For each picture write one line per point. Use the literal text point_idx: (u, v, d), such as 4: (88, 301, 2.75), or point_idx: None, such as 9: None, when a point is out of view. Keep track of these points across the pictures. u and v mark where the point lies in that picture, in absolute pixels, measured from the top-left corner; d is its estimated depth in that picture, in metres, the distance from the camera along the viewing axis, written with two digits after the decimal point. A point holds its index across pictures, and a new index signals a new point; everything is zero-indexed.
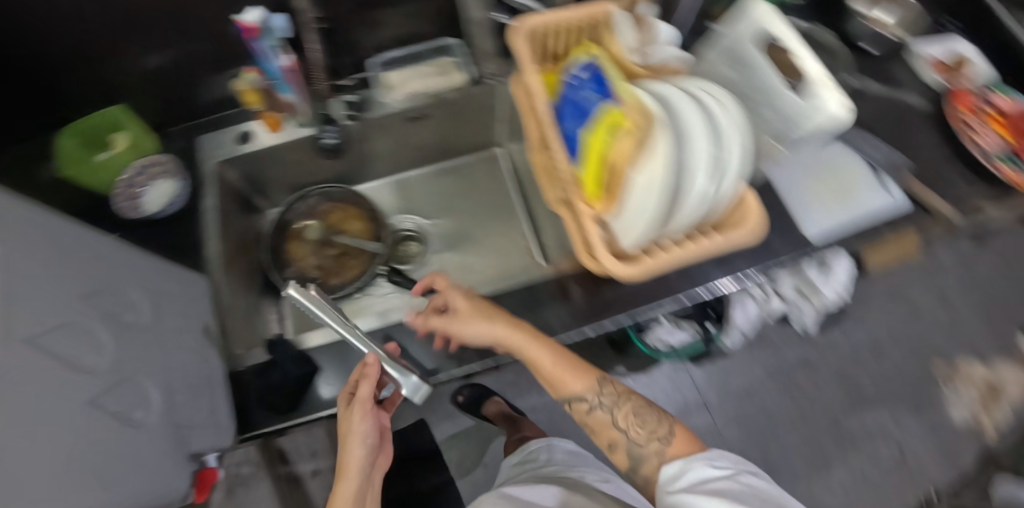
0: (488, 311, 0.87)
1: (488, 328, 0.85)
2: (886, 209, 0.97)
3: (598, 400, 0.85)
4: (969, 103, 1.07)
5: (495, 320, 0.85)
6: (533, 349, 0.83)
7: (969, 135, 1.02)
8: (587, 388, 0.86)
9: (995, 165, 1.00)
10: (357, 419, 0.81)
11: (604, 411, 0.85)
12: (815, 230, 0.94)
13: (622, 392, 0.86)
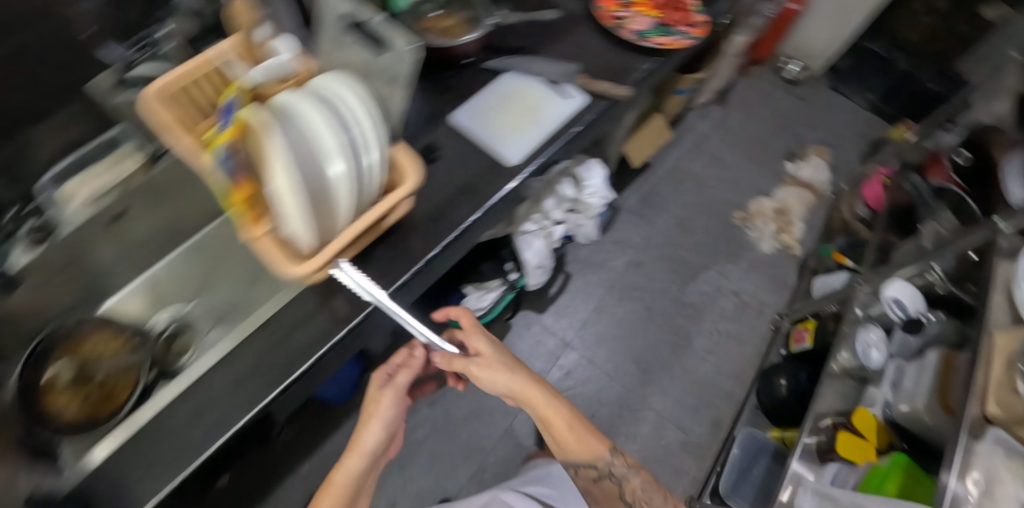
0: (523, 377, 0.88)
1: (508, 375, 0.87)
2: (570, 109, 1.02)
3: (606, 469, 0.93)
4: (615, 2, 1.18)
5: (536, 380, 0.89)
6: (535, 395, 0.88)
7: (620, 30, 1.13)
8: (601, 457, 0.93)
9: (649, 43, 1.12)
10: (380, 417, 0.86)
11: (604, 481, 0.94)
12: (511, 153, 0.96)
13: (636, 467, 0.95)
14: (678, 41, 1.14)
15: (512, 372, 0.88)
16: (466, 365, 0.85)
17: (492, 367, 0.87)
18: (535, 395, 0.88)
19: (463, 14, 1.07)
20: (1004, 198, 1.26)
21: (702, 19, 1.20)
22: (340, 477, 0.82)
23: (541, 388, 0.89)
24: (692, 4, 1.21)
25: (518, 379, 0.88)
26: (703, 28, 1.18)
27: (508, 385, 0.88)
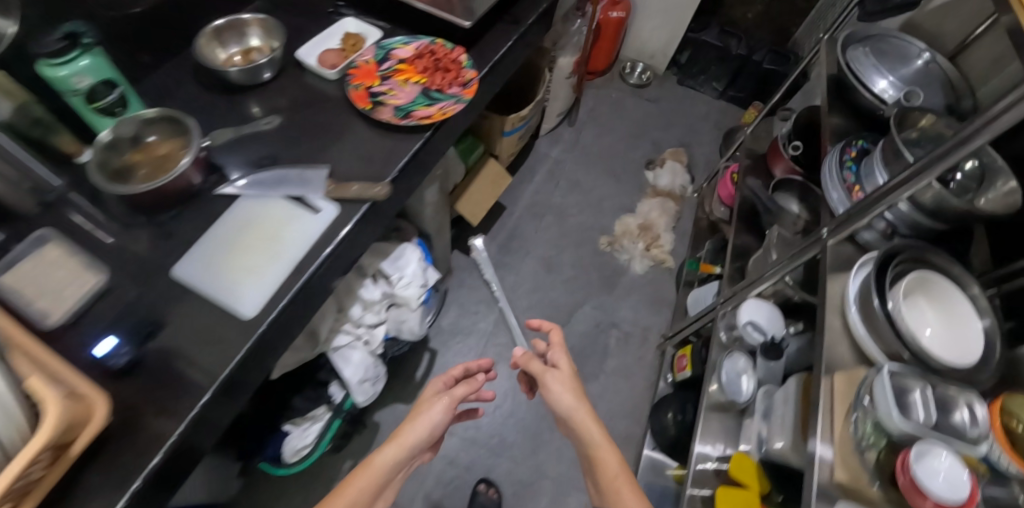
0: (573, 392, 0.96)
1: (560, 392, 0.95)
2: (322, 226, 0.83)
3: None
4: (371, 76, 0.99)
5: (576, 400, 0.94)
6: (585, 418, 0.92)
7: (379, 111, 0.95)
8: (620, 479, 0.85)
9: (412, 120, 0.94)
10: (566, 390, 0.95)
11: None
12: (242, 305, 0.76)
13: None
14: (447, 109, 0.96)
15: (569, 389, 0.96)
16: (542, 374, 0.98)
17: (557, 377, 0.97)
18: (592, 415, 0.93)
19: (178, 134, 0.86)
20: (830, 207, 1.04)
21: (475, 73, 1.02)
22: (379, 461, 0.85)
23: (588, 430, 0.90)
24: (461, 58, 1.03)
25: (568, 399, 0.94)
26: (476, 85, 1.01)
27: (574, 394, 0.95)
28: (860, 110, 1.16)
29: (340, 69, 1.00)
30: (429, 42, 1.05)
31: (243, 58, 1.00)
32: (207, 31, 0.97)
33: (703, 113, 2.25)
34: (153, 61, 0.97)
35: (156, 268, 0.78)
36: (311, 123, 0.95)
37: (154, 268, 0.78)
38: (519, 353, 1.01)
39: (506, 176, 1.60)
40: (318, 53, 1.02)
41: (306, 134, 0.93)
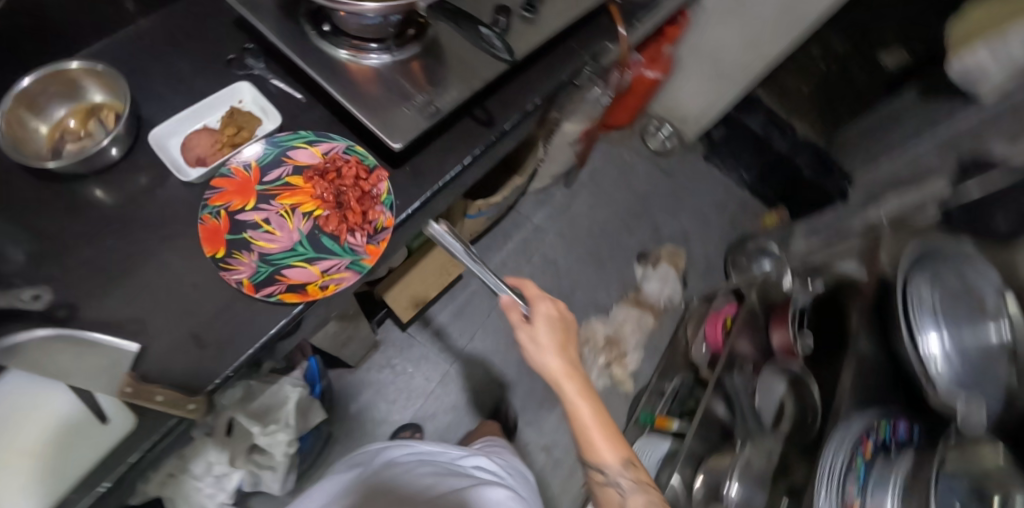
0: (557, 332, 0.73)
1: (551, 351, 0.71)
2: (109, 450, 0.58)
3: (612, 479, 0.66)
4: (243, 192, 0.65)
5: (559, 355, 0.71)
6: (569, 388, 0.69)
7: (234, 260, 0.62)
8: (625, 457, 0.67)
9: (277, 291, 0.61)
10: (551, 348, 0.71)
11: (619, 493, 0.65)
12: None
13: (646, 480, 0.66)
14: (336, 276, 0.63)
15: (555, 338, 0.72)
16: (532, 333, 0.72)
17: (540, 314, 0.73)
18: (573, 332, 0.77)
19: None
20: None
21: (395, 216, 0.67)
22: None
23: (570, 385, 0.69)
24: (380, 188, 0.67)
25: (557, 360, 0.71)
26: (387, 240, 0.65)
27: (554, 331, 0.73)
28: (901, 359, 0.88)
29: (205, 168, 0.66)
30: (346, 147, 0.69)
31: (79, 126, 0.65)
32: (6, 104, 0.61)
33: (722, 205, 1.93)
34: None
35: None
36: (145, 258, 0.64)
37: None
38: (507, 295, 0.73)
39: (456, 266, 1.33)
40: (185, 132, 0.68)
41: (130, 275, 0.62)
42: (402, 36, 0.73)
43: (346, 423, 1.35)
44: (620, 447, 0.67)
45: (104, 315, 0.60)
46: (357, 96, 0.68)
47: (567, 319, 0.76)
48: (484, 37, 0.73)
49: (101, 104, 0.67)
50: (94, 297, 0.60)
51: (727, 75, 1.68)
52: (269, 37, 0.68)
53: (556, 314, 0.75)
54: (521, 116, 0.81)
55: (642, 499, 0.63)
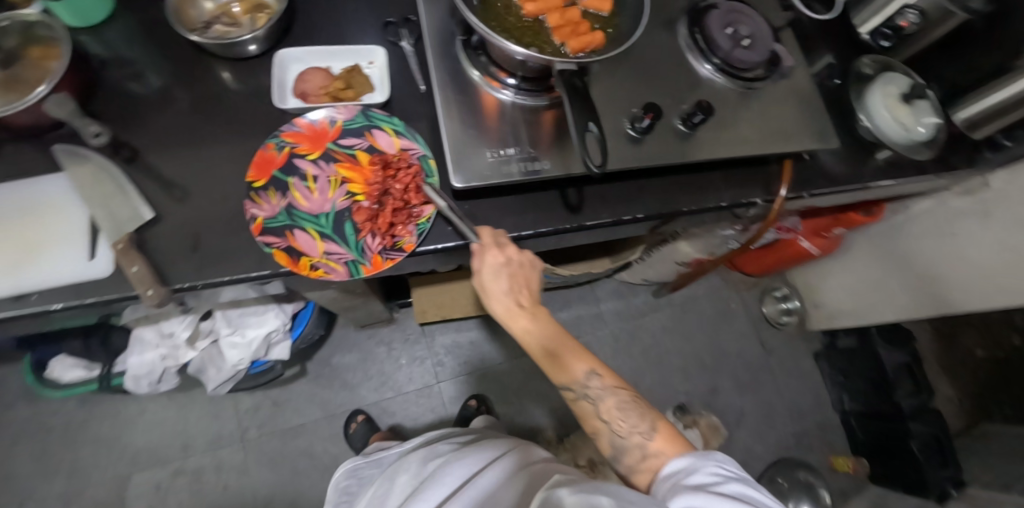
0: (513, 276, 0.60)
1: (499, 274, 0.60)
2: (70, 284, 0.62)
3: (584, 392, 0.61)
4: (314, 143, 0.65)
5: (505, 299, 0.60)
6: (518, 326, 0.60)
7: (265, 196, 0.63)
8: (591, 370, 0.61)
9: (275, 245, 0.61)
10: (499, 293, 0.60)
11: (593, 405, 0.60)
12: None
13: (615, 385, 0.61)
14: (330, 265, 0.61)
15: (507, 282, 0.60)
16: (482, 285, 0.60)
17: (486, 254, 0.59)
18: (529, 278, 0.62)
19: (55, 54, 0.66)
20: None
21: (416, 245, 0.62)
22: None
23: (527, 334, 0.61)
24: (422, 210, 0.63)
25: (503, 302, 0.61)
26: (397, 262, 0.62)
27: (512, 288, 0.60)
28: None
29: (303, 104, 0.67)
30: (423, 154, 0.65)
31: (243, 13, 0.71)
32: None
33: (810, 420, 1.59)
34: None
35: None
36: (232, 145, 0.70)
37: None
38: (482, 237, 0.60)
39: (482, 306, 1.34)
40: (313, 66, 0.70)
41: (213, 152, 0.69)
42: (543, 82, 0.66)
43: (324, 368, 1.31)
44: (579, 362, 0.61)
45: (180, 168, 0.68)
46: (456, 116, 0.63)
47: (526, 256, 0.62)
48: (585, 141, 0.53)
49: (268, 3, 0.72)
50: (182, 153, 0.68)
51: (905, 270, 1.27)
52: (422, 22, 0.66)
53: (506, 261, 0.60)
54: (612, 221, 0.71)
55: (614, 407, 0.60)
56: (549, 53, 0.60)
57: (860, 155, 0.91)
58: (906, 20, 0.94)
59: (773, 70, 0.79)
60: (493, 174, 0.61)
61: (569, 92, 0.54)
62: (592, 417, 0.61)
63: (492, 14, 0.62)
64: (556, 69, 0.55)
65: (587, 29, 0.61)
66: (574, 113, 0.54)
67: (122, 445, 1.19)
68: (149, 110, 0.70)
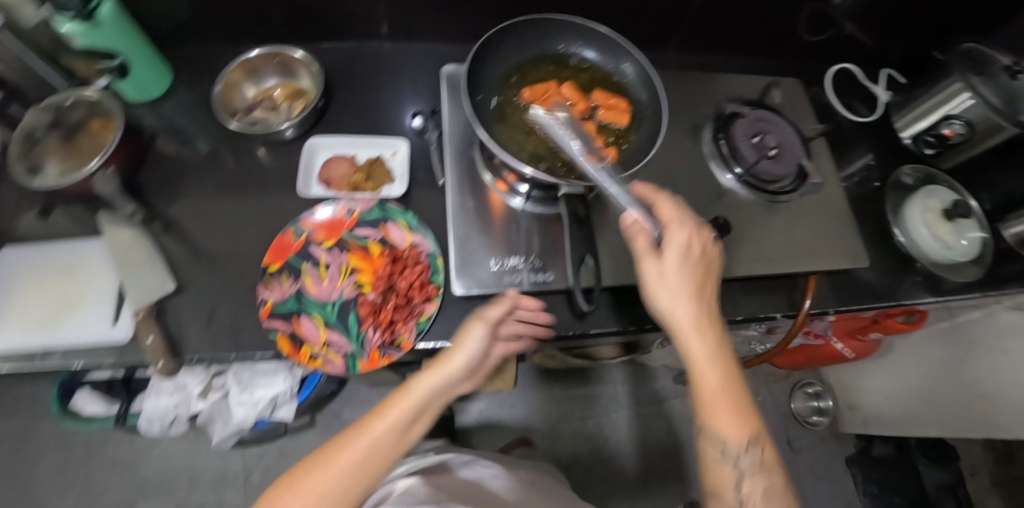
0: (692, 269, 0.52)
1: (476, 350, 0.55)
2: (88, 347, 0.65)
3: (736, 455, 0.47)
4: (331, 231, 0.68)
5: (693, 303, 0.50)
6: (688, 336, 0.49)
7: (277, 279, 0.65)
8: (754, 431, 0.47)
9: (280, 330, 0.63)
10: (681, 282, 0.50)
11: (738, 475, 0.47)
12: None
13: (772, 460, 0.47)
14: (329, 356, 0.62)
15: (682, 258, 0.51)
16: (659, 268, 0.51)
17: (475, 325, 0.56)
18: (711, 264, 0.54)
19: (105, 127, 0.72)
20: None
21: (414, 343, 0.62)
22: (411, 390, 0.52)
23: (694, 337, 0.49)
24: (425, 308, 0.63)
25: (682, 294, 0.50)
26: (394, 359, 0.62)
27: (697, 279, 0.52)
28: None
29: (325, 191, 0.71)
30: (431, 252, 0.66)
31: (284, 97, 0.76)
32: (234, 66, 0.73)
33: None
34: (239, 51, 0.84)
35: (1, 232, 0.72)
36: (260, 219, 0.73)
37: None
38: (632, 221, 0.52)
39: None
40: (340, 153, 0.73)
41: (243, 225, 0.73)
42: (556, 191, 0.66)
43: (331, 421, 1.23)
44: (746, 417, 0.47)
45: (212, 235, 0.72)
46: (466, 218, 0.64)
47: (704, 239, 0.54)
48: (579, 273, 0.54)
49: (307, 90, 0.76)
50: (217, 223, 0.73)
51: (951, 381, 1.17)
52: (444, 123, 0.69)
53: (693, 249, 0.53)
54: (619, 332, 0.67)
55: (763, 487, 0.46)
56: (559, 169, 0.61)
57: (897, 267, 0.86)
58: (951, 130, 0.89)
59: (801, 183, 0.76)
60: (494, 282, 0.61)
61: (575, 220, 0.56)
62: (727, 487, 0.47)
63: (510, 127, 0.64)
64: (562, 193, 0.57)
65: (601, 146, 0.61)
66: (577, 244, 0.56)
67: (135, 470, 1.14)
68: (195, 178, 0.76)
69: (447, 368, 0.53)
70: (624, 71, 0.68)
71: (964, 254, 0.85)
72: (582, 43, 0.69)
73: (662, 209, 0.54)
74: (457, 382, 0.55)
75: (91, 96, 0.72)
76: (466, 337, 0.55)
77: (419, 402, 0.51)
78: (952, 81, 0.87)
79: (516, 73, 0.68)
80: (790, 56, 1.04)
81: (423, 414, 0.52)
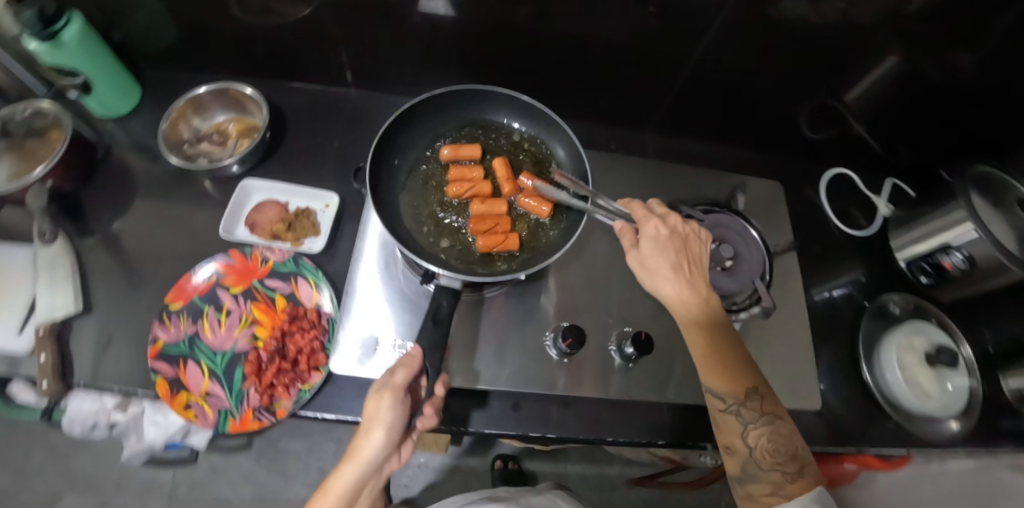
0: (674, 252, 0.56)
1: (393, 424, 0.49)
2: None
3: (735, 406, 0.52)
4: (241, 277, 0.67)
5: (675, 277, 0.55)
6: (685, 312, 0.55)
7: (175, 320, 0.64)
8: (750, 387, 0.52)
9: (162, 373, 0.61)
10: (665, 270, 0.55)
11: (740, 423, 0.51)
12: None
13: (773, 411, 0.52)
14: (202, 408, 0.60)
15: (672, 259, 0.56)
16: (642, 259, 0.57)
17: (383, 395, 0.48)
18: (698, 251, 0.59)
19: (58, 138, 0.73)
20: None
21: (290, 412, 0.59)
22: (332, 487, 0.49)
23: (695, 320, 0.54)
24: (311, 377, 0.61)
25: (673, 282, 0.55)
26: (268, 424, 0.59)
27: (678, 260, 0.56)
28: None
29: (248, 234, 0.70)
30: (331, 317, 0.64)
31: (235, 132, 0.77)
32: (179, 103, 0.73)
33: None
34: (221, 77, 0.86)
35: None
36: (193, 249, 0.74)
37: None
38: (621, 229, 0.58)
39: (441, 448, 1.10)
40: (274, 198, 0.73)
41: (176, 253, 0.73)
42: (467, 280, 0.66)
43: (267, 447, 1.20)
44: (737, 376, 0.53)
45: (144, 259, 0.72)
46: (365, 289, 0.65)
47: (689, 229, 0.60)
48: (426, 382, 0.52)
49: (259, 127, 0.77)
50: (151, 245, 0.73)
51: None
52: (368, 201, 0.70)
53: (669, 234, 0.57)
54: (517, 435, 0.63)
55: (763, 436, 0.51)
56: (460, 250, 0.65)
57: (865, 402, 0.77)
58: (950, 262, 0.78)
59: (753, 304, 0.68)
60: (370, 352, 0.61)
61: (429, 319, 0.55)
62: (734, 435, 0.52)
63: (426, 199, 0.69)
64: (442, 284, 0.58)
65: (504, 233, 0.64)
66: (429, 350, 0.53)
67: (67, 464, 1.14)
68: (144, 196, 0.77)
69: (359, 459, 0.49)
70: (555, 151, 0.73)
71: (938, 407, 0.75)
72: (514, 116, 0.74)
73: (635, 208, 0.59)
74: (380, 461, 0.50)
75: (48, 108, 0.73)
76: (374, 411, 0.48)
77: (356, 476, 0.49)
78: (956, 206, 0.76)
79: (454, 134, 0.73)
80: (786, 151, 0.98)
81: (361, 487, 0.51)
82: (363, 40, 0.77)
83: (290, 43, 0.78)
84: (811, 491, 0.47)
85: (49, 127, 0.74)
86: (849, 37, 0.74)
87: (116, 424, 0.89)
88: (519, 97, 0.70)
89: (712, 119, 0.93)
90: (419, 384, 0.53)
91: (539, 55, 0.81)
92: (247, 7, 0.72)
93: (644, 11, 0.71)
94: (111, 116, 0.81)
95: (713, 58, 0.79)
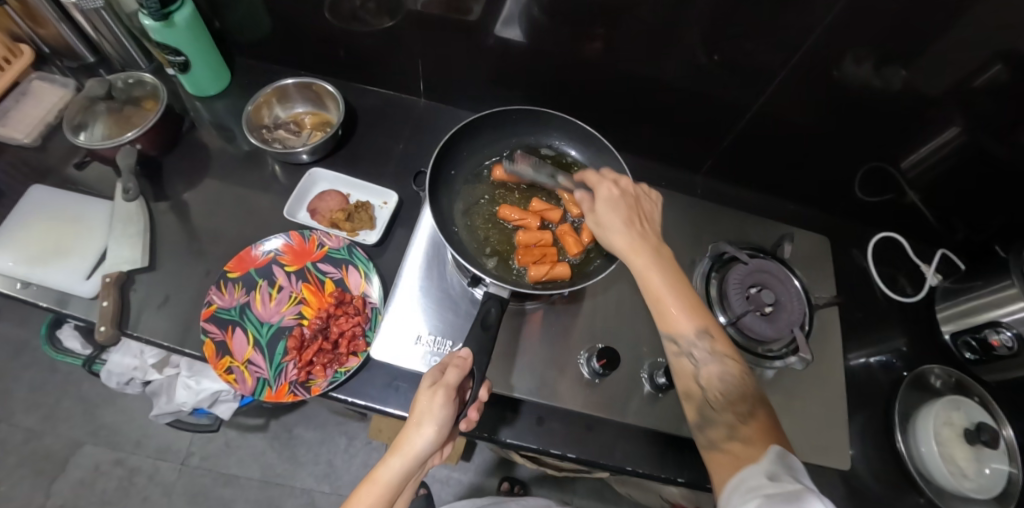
0: (625, 208, 0.56)
1: (444, 420, 0.49)
2: (55, 293, 0.69)
3: (691, 351, 0.51)
4: (297, 257, 0.71)
5: (627, 230, 0.54)
6: (640, 263, 0.53)
7: (230, 287, 0.68)
8: (702, 328, 0.52)
9: (211, 335, 0.64)
10: (619, 225, 0.55)
11: (694, 365, 0.52)
12: None
13: (727, 353, 0.52)
14: (243, 374, 0.63)
15: (623, 216, 0.55)
16: (597, 219, 0.56)
17: (436, 392, 0.49)
18: (650, 207, 0.59)
19: (152, 108, 0.80)
20: None
21: (324, 391, 0.61)
22: (377, 479, 0.48)
23: (649, 270, 0.52)
24: (348, 361, 0.63)
25: (626, 235, 0.54)
26: (301, 399, 0.61)
27: (629, 217, 0.55)
28: None
29: (309, 219, 0.75)
30: (376, 307, 0.67)
31: (310, 125, 0.84)
32: (266, 91, 0.80)
33: None
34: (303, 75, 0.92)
35: (43, 170, 0.80)
36: (255, 226, 0.78)
37: (36, 169, 0.80)
38: (579, 196, 0.58)
39: (451, 458, 1.08)
40: (337, 189, 0.78)
41: (237, 227, 0.78)
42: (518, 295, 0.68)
43: (281, 432, 1.23)
44: (693, 319, 0.51)
45: (209, 227, 0.77)
46: (417, 285, 0.68)
47: (639, 190, 0.60)
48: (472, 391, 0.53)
49: (332, 123, 0.83)
50: (216, 217, 0.78)
51: None
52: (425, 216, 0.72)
53: (621, 194, 0.57)
54: (536, 450, 0.64)
55: (718, 379, 0.51)
56: (510, 275, 0.67)
57: (893, 476, 0.75)
58: (999, 339, 0.75)
59: (790, 353, 0.69)
60: (411, 347, 0.63)
61: (478, 324, 0.56)
62: (690, 379, 0.52)
63: (477, 215, 0.72)
64: (490, 291, 0.60)
65: (553, 262, 0.66)
66: (478, 355, 0.54)
67: (94, 414, 1.19)
68: (218, 172, 0.82)
69: (407, 452, 0.48)
70: None
71: (974, 488, 0.71)
72: (566, 139, 0.77)
73: (587, 174, 0.59)
74: (426, 457, 0.50)
75: (149, 80, 0.80)
76: (427, 407, 0.49)
77: (404, 467, 0.48)
78: (1008, 284, 0.76)
79: (512, 149, 0.77)
80: (837, 210, 0.98)
81: (404, 482, 0.50)
82: (437, 55, 0.82)
83: (370, 50, 0.84)
84: (769, 446, 0.47)
85: (147, 97, 0.80)
86: (908, 105, 0.74)
87: (151, 380, 0.94)
88: (576, 122, 0.73)
89: (763, 170, 0.94)
90: (466, 386, 0.53)
91: (600, 90, 0.84)
92: (339, 13, 0.77)
93: (709, 59, 0.74)
94: (199, 95, 0.87)
95: (773, 111, 0.80)
